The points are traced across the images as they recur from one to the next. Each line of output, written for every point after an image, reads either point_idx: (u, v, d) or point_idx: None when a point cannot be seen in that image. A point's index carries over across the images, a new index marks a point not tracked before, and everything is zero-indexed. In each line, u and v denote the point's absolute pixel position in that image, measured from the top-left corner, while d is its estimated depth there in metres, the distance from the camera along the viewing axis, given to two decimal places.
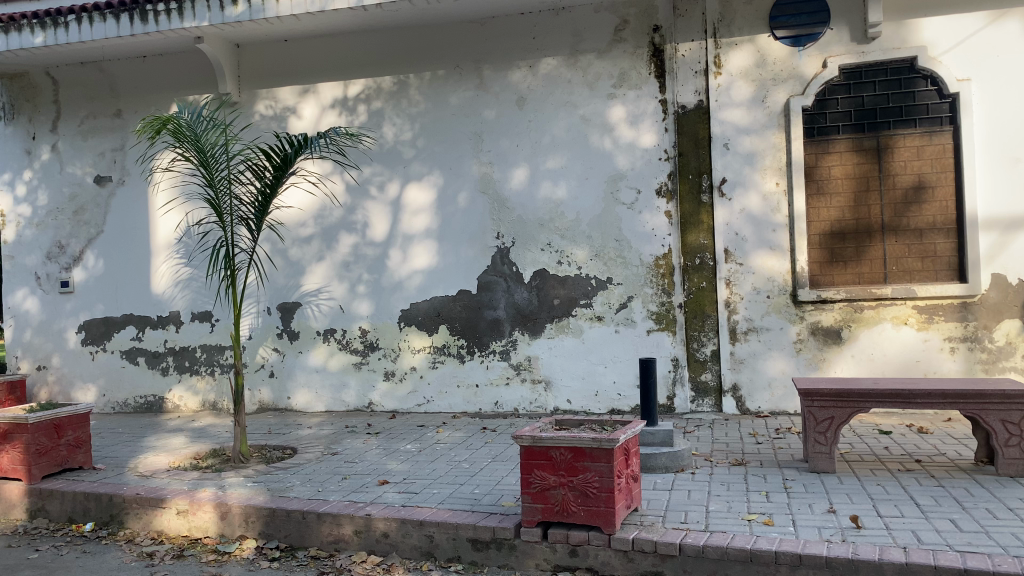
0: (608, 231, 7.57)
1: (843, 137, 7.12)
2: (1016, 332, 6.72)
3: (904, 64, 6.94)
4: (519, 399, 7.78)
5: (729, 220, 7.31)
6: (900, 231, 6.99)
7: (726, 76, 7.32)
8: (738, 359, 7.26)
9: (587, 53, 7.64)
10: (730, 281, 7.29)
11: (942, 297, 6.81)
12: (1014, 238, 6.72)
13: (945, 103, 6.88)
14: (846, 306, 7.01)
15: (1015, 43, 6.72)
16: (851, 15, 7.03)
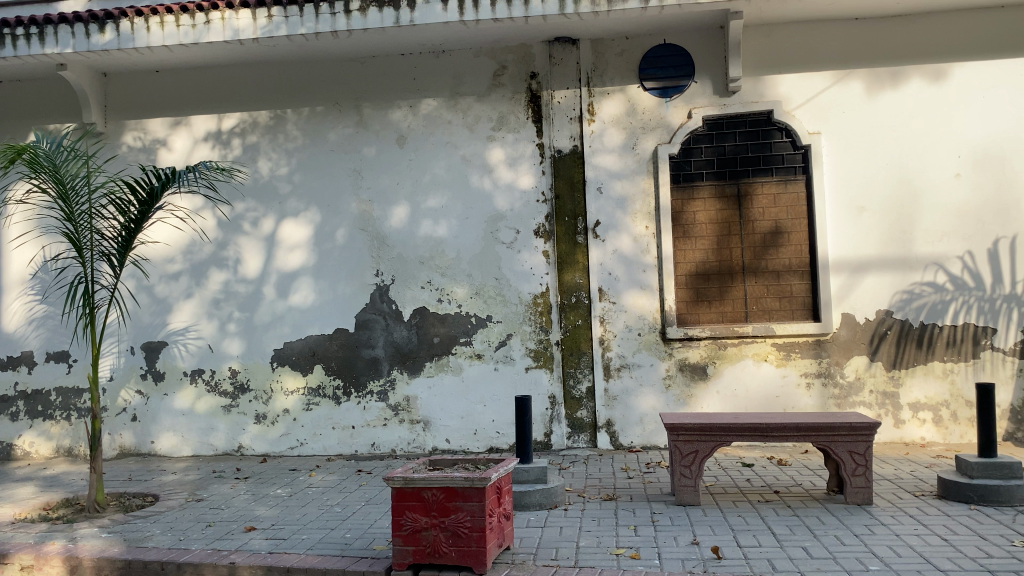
0: (487, 269, 7.66)
1: (707, 183, 7.51)
2: (863, 368, 7.20)
3: (761, 117, 7.43)
4: (396, 439, 7.68)
5: (603, 260, 7.53)
6: (760, 272, 7.40)
7: (600, 123, 7.59)
8: (612, 396, 7.44)
9: (466, 95, 7.78)
10: (604, 319, 7.49)
11: (798, 336, 7.24)
12: (860, 281, 7.25)
13: (798, 154, 7.39)
14: (711, 343, 7.34)
15: (858, 101, 7.31)
16: (713, 70, 7.47)
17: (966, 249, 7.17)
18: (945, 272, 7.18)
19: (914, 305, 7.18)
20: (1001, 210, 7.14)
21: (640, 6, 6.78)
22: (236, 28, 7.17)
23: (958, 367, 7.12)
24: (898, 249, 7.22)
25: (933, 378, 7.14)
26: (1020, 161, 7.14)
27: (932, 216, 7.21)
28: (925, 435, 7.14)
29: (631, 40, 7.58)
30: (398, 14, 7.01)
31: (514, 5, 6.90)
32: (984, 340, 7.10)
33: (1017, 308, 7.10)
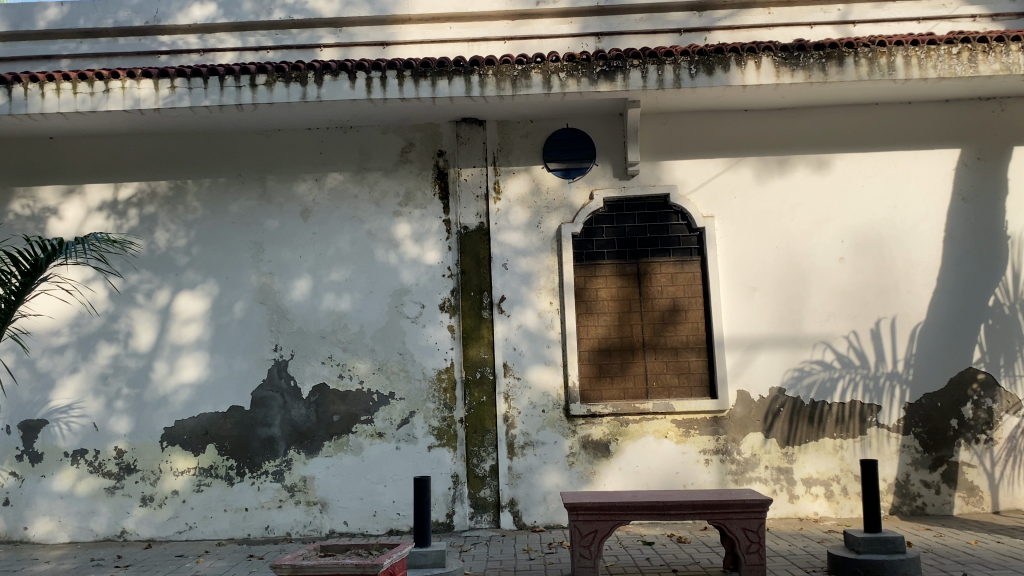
0: (391, 345, 7.58)
1: (608, 262, 7.69)
2: (759, 444, 7.38)
3: (659, 199, 7.72)
4: (292, 522, 7.39)
5: (507, 336, 7.56)
6: (659, 349, 7.57)
7: (505, 202, 7.73)
8: (515, 474, 7.38)
9: (373, 170, 7.81)
10: (508, 395, 7.48)
11: (696, 412, 7.39)
12: (754, 358, 7.50)
13: (693, 236, 7.68)
14: (613, 420, 7.41)
15: (748, 188, 7.69)
16: (613, 153, 7.76)
17: (851, 328, 7.53)
18: (832, 349, 7.51)
19: (804, 382, 7.46)
20: (881, 292, 7.56)
21: (544, 91, 7.03)
22: (137, 98, 7.05)
23: (847, 443, 7.38)
24: (788, 327, 7.53)
25: (824, 453, 7.38)
26: (897, 247, 7.61)
27: (818, 297, 7.57)
28: (818, 510, 7.32)
29: (535, 122, 7.82)
30: (305, 89, 7.04)
31: (421, 86, 7.05)
32: (870, 417, 7.41)
33: (899, 385, 7.45)
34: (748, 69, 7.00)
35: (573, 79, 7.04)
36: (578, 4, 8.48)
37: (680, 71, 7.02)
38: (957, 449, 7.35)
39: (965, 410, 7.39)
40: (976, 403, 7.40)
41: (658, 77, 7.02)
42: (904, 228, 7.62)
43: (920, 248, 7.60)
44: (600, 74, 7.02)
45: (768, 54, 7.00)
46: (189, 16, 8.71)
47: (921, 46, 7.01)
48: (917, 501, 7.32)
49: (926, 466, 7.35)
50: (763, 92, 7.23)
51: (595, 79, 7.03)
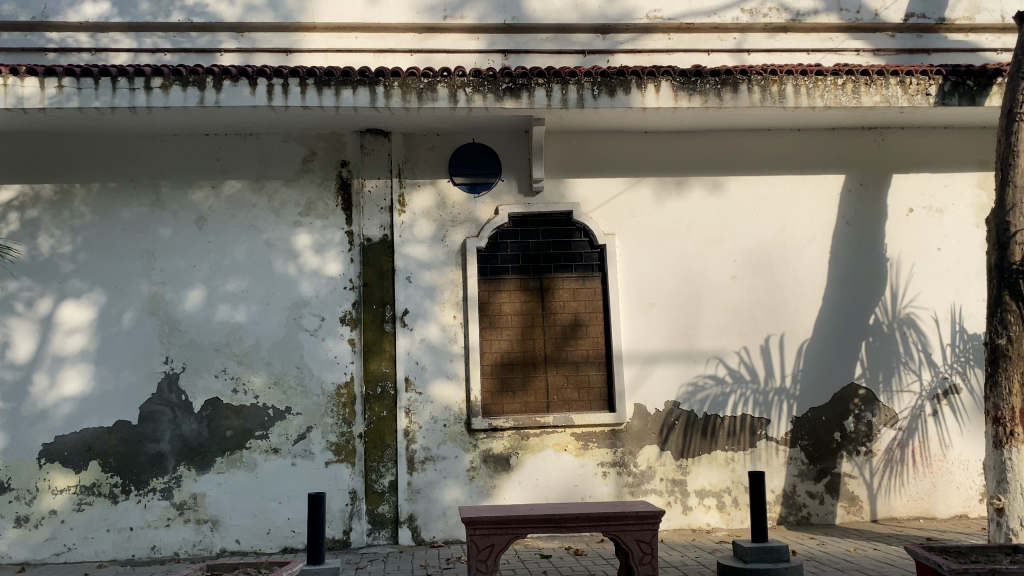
0: (288, 358, 7.41)
1: (512, 277, 7.74)
2: (654, 457, 7.55)
3: (562, 216, 7.83)
4: (180, 542, 7.11)
5: (410, 349, 7.49)
6: (560, 363, 7.65)
7: (410, 214, 7.68)
8: (415, 489, 7.31)
9: (273, 179, 7.65)
10: (409, 410, 7.41)
11: (595, 426, 7.50)
12: (651, 372, 7.68)
13: (595, 253, 7.82)
14: (514, 434, 7.45)
15: (647, 207, 7.89)
16: (518, 169, 7.83)
17: (743, 344, 7.82)
18: (724, 364, 7.77)
19: (698, 397, 7.68)
20: (771, 310, 7.88)
21: (449, 105, 7.05)
22: (20, 96, 6.70)
23: (738, 455, 7.63)
24: (683, 343, 7.75)
25: (716, 465, 7.60)
26: (786, 267, 7.95)
27: (712, 313, 7.82)
28: (710, 521, 7.54)
29: (442, 136, 7.81)
30: (203, 94, 6.84)
31: (325, 95, 6.96)
32: (760, 430, 7.69)
33: (787, 400, 7.77)
34: (648, 92, 7.21)
35: (479, 94, 7.09)
36: (485, 20, 8.51)
37: (583, 91, 7.17)
38: (839, 460, 7.71)
39: (847, 423, 7.76)
40: (857, 417, 7.77)
41: (562, 96, 7.15)
42: (793, 249, 7.97)
43: (807, 269, 7.96)
44: (505, 91, 7.10)
45: (667, 78, 7.23)
46: (81, 14, 8.34)
47: (809, 76, 7.37)
48: (802, 511, 7.63)
49: (811, 477, 7.68)
50: (662, 114, 7.44)
51: (500, 95, 7.10)
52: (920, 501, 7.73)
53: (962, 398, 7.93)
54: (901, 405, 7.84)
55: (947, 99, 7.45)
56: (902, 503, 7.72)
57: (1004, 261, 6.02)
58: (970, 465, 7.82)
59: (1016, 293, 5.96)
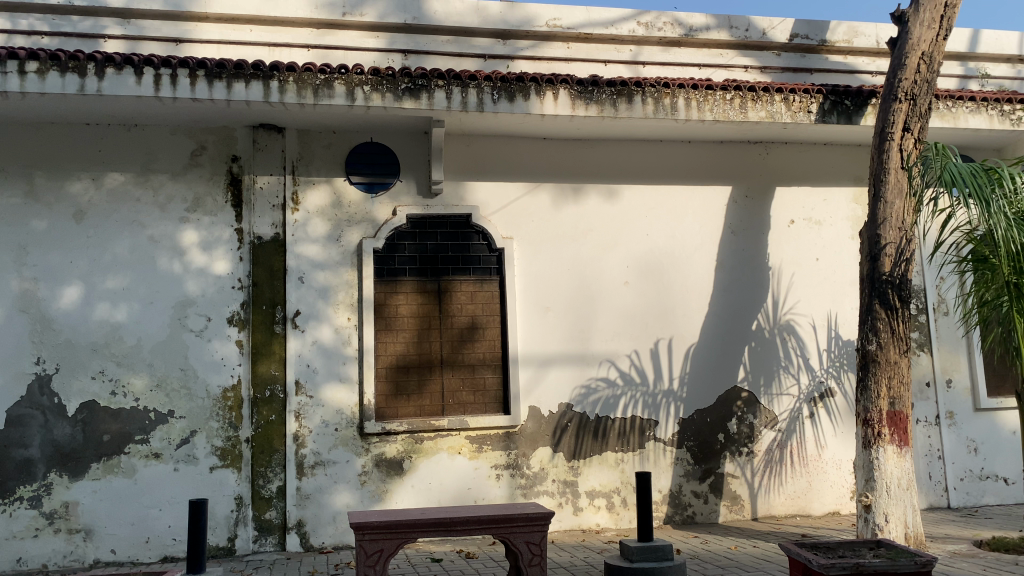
0: (172, 359, 7.13)
1: (408, 279, 7.68)
2: (547, 459, 7.64)
3: (460, 219, 7.83)
4: (50, 553, 6.72)
5: (301, 351, 7.32)
6: (456, 366, 7.64)
7: (303, 213, 7.52)
8: (304, 495, 7.15)
9: (159, 173, 7.34)
10: (300, 413, 7.24)
11: (489, 429, 7.53)
12: (545, 375, 7.77)
13: (493, 256, 7.85)
14: (407, 438, 7.38)
15: (544, 212, 7.99)
16: (417, 171, 7.78)
17: (634, 348, 8.01)
18: (616, 367, 7.94)
19: (590, 399, 7.82)
20: (661, 314, 8.11)
21: (346, 103, 6.95)
22: None
23: (627, 456, 7.81)
24: (577, 346, 7.88)
25: (606, 467, 7.76)
26: (676, 274, 8.19)
27: (606, 317, 7.99)
28: (599, 522, 7.69)
29: (338, 134, 7.68)
30: (84, 81, 6.51)
31: (216, 87, 6.74)
32: (649, 431, 7.89)
33: (674, 402, 8.00)
34: (547, 99, 7.31)
35: (377, 93, 7.02)
36: (385, 19, 8.42)
37: (483, 95, 7.20)
38: (723, 461, 7.99)
39: (730, 425, 8.05)
40: (740, 419, 8.08)
41: (462, 98, 7.15)
42: (682, 256, 8.22)
43: (695, 276, 8.23)
44: (404, 90, 7.05)
45: (566, 87, 7.36)
46: None
47: (700, 90, 7.63)
48: (688, 511, 7.87)
49: (696, 477, 7.93)
50: (560, 121, 7.55)
51: (399, 95, 7.05)
52: (797, 499, 8.10)
53: (837, 401, 8.36)
54: (781, 407, 8.20)
55: (826, 117, 7.86)
56: (781, 502, 8.07)
57: (875, 272, 6.40)
58: (842, 465, 8.26)
59: (885, 302, 6.33)
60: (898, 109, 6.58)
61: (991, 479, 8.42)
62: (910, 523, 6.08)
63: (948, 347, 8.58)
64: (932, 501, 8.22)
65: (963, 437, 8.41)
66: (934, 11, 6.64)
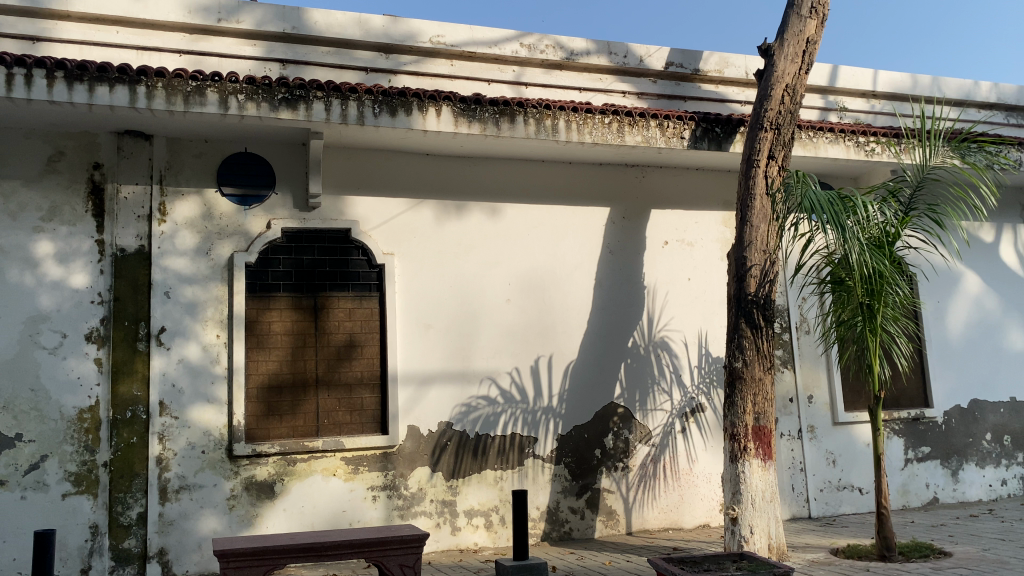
0: (21, 379, 6.64)
1: (282, 295, 7.44)
2: (425, 479, 7.54)
3: (339, 234, 7.67)
4: None
5: (166, 370, 6.96)
6: (331, 385, 7.45)
7: (171, 224, 7.18)
8: (167, 521, 6.78)
9: (11, 179, 6.84)
10: (163, 435, 6.88)
11: (366, 449, 7.37)
12: (426, 393, 7.69)
13: (373, 272, 7.72)
14: (279, 459, 7.13)
15: (426, 228, 7.93)
16: (293, 184, 7.58)
17: (514, 365, 8.05)
18: (496, 386, 7.95)
19: (470, 417, 7.79)
20: (541, 331, 8.18)
21: (219, 111, 6.70)
22: None
23: (506, 474, 7.81)
24: (458, 364, 7.84)
25: (485, 485, 7.73)
26: (556, 291, 8.30)
27: (487, 335, 7.99)
28: (477, 541, 7.64)
29: (210, 143, 7.39)
30: None
31: (76, 90, 6.36)
32: (528, 448, 7.93)
33: (553, 419, 8.07)
34: (429, 115, 7.29)
35: (252, 102, 6.80)
36: (263, 27, 8.18)
37: (363, 109, 7.10)
38: (599, 476, 8.12)
39: (606, 441, 8.19)
40: (616, 434, 8.24)
41: (342, 111, 7.03)
42: (562, 275, 8.34)
43: (575, 294, 8.36)
44: (281, 101, 6.86)
45: (448, 104, 7.36)
46: None
47: (580, 113, 7.79)
48: (565, 527, 7.93)
49: (573, 493, 8.02)
50: (442, 138, 7.54)
51: (276, 105, 6.85)
52: (669, 513, 8.31)
53: (707, 416, 8.65)
54: (655, 422, 8.41)
55: (699, 143, 8.18)
56: (654, 516, 8.26)
57: (742, 292, 6.67)
58: (712, 478, 8.54)
59: (750, 321, 6.61)
60: (764, 138, 6.92)
61: (848, 489, 8.90)
62: (773, 534, 6.34)
63: (809, 363, 9.05)
64: (794, 511, 8.61)
65: (823, 449, 8.86)
66: (797, 45, 7.02)
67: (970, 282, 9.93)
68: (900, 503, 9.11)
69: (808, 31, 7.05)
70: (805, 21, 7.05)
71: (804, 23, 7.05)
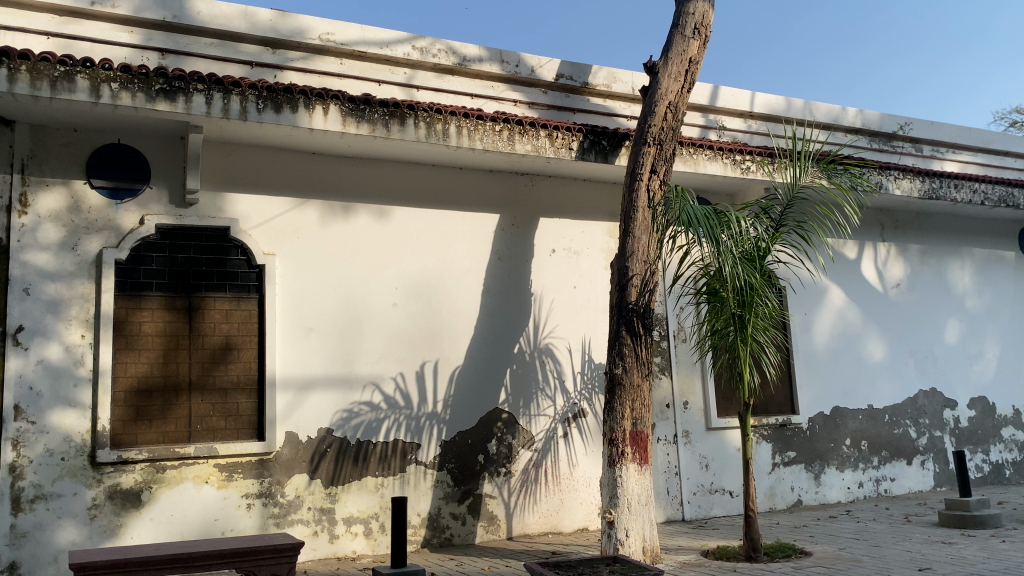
0: None
1: (155, 295, 7.11)
2: (303, 486, 7.36)
3: (218, 232, 7.40)
4: None
5: (22, 372, 6.53)
6: (206, 389, 7.18)
7: (33, 217, 6.75)
8: (19, 533, 6.35)
9: None
10: (18, 442, 6.45)
11: (241, 455, 7.13)
12: (305, 398, 7.51)
13: (252, 272, 7.50)
14: (147, 466, 6.80)
15: (310, 228, 7.75)
16: (170, 178, 7.27)
17: (398, 370, 7.97)
18: (380, 391, 7.84)
19: (351, 423, 7.65)
20: (428, 336, 8.15)
21: (90, 99, 6.35)
22: None
23: (387, 481, 7.72)
24: (340, 369, 7.70)
25: (365, 492, 7.61)
26: (443, 297, 8.28)
27: (371, 340, 7.89)
28: (356, 548, 7.50)
29: (79, 132, 6.99)
30: None
31: None
32: (410, 454, 7.86)
33: (437, 425, 8.03)
34: (316, 113, 7.16)
35: (126, 92, 6.48)
36: (141, 13, 7.78)
37: (246, 104, 6.90)
38: (481, 482, 8.13)
39: (489, 446, 8.22)
40: (499, 440, 8.28)
41: (224, 105, 6.81)
42: (450, 280, 8.33)
43: (462, 300, 8.37)
44: (158, 92, 6.57)
45: (336, 103, 7.25)
46: None
47: (470, 119, 7.82)
48: (445, 533, 7.90)
49: (455, 499, 8.00)
50: (329, 138, 7.41)
51: (152, 96, 6.56)
52: (549, 517, 8.41)
53: (588, 422, 8.81)
54: (538, 428, 8.51)
55: (586, 155, 8.35)
56: (534, 520, 8.33)
57: (623, 301, 6.84)
58: (591, 482, 8.70)
59: (630, 329, 6.78)
60: (647, 152, 7.13)
61: (719, 492, 9.25)
62: (647, 537, 6.51)
63: (685, 371, 9.38)
64: (668, 514, 8.89)
65: (696, 454, 9.19)
66: (680, 65, 7.27)
67: (834, 295, 10.55)
68: (767, 505, 9.55)
69: (691, 52, 7.31)
70: (688, 41, 7.32)
71: (687, 43, 7.31)
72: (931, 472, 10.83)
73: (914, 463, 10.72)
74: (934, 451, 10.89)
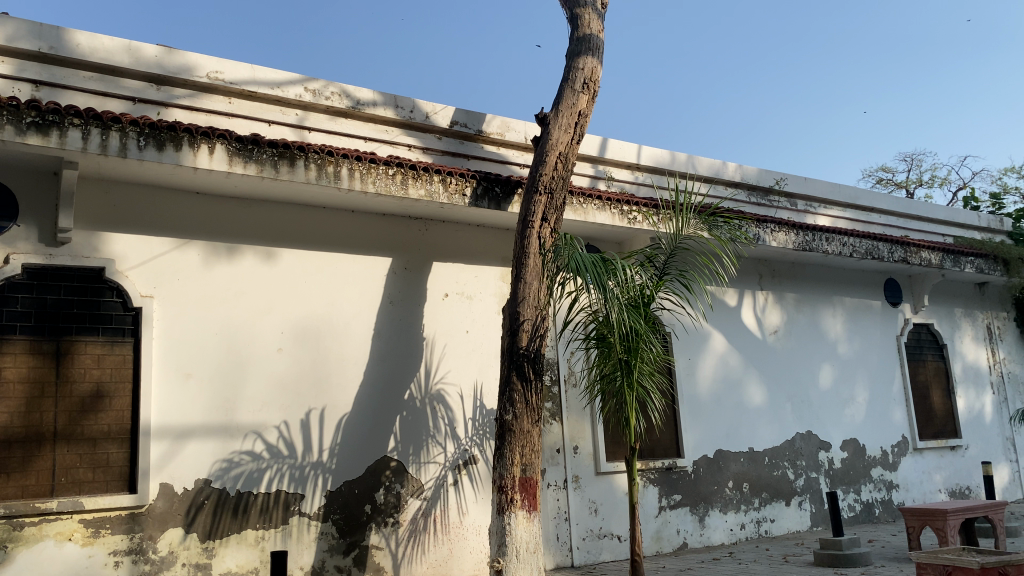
0: None
1: (19, 338, 6.68)
2: (177, 541, 6.98)
3: (91, 272, 7.05)
4: None
5: None
6: (72, 440, 6.75)
7: None
8: None
9: None
10: None
11: (110, 509, 6.72)
12: (182, 448, 7.17)
13: (128, 315, 7.16)
14: (4, 524, 6.31)
15: (192, 270, 7.48)
16: (40, 215, 6.89)
17: (283, 418, 7.73)
18: (262, 440, 7.58)
19: (231, 474, 7.35)
20: (314, 382, 7.95)
21: None
22: None
23: (268, 533, 7.41)
24: (220, 417, 7.40)
25: (245, 546, 7.28)
26: (331, 342, 8.12)
27: (254, 386, 7.64)
28: None
29: None
30: None
31: None
32: (294, 505, 7.59)
33: (322, 474, 7.81)
34: (201, 152, 6.98)
35: None
36: (15, 42, 7.41)
37: (126, 140, 6.66)
38: (368, 533, 7.92)
39: (377, 495, 8.04)
40: (388, 489, 8.11)
41: (101, 141, 6.55)
42: (339, 325, 8.19)
43: (351, 345, 8.23)
44: (29, 125, 6.27)
45: (222, 142, 7.09)
46: None
47: (363, 162, 7.79)
48: None
49: (340, 551, 7.75)
50: (214, 178, 7.21)
51: (22, 129, 6.24)
52: (438, 567, 8.25)
53: (478, 468, 8.76)
54: (427, 475, 8.39)
55: (479, 201, 8.43)
56: (423, 571, 8.15)
57: (513, 346, 6.88)
58: (481, 530, 8.62)
59: (521, 374, 6.81)
60: (538, 201, 7.26)
61: (607, 537, 9.33)
62: None
63: (575, 416, 9.48)
64: (558, 560, 8.88)
65: (586, 498, 9.27)
66: (570, 117, 7.50)
67: (716, 341, 10.94)
68: (653, 549, 9.68)
69: (580, 105, 7.56)
70: (578, 95, 7.56)
71: (577, 97, 7.56)
72: (807, 512, 11.25)
73: (792, 503, 11.12)
74: (810, 492, 11.33)
